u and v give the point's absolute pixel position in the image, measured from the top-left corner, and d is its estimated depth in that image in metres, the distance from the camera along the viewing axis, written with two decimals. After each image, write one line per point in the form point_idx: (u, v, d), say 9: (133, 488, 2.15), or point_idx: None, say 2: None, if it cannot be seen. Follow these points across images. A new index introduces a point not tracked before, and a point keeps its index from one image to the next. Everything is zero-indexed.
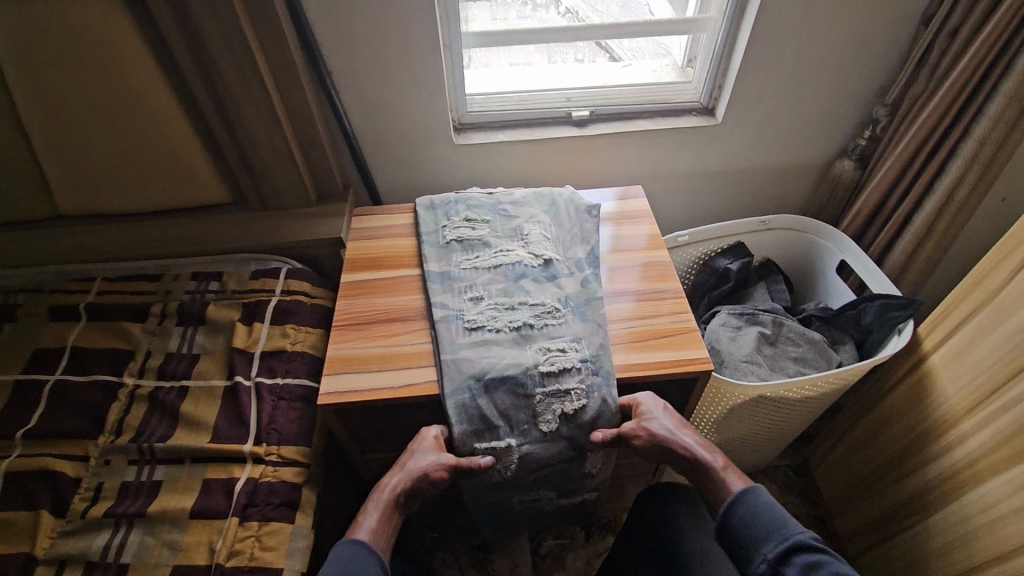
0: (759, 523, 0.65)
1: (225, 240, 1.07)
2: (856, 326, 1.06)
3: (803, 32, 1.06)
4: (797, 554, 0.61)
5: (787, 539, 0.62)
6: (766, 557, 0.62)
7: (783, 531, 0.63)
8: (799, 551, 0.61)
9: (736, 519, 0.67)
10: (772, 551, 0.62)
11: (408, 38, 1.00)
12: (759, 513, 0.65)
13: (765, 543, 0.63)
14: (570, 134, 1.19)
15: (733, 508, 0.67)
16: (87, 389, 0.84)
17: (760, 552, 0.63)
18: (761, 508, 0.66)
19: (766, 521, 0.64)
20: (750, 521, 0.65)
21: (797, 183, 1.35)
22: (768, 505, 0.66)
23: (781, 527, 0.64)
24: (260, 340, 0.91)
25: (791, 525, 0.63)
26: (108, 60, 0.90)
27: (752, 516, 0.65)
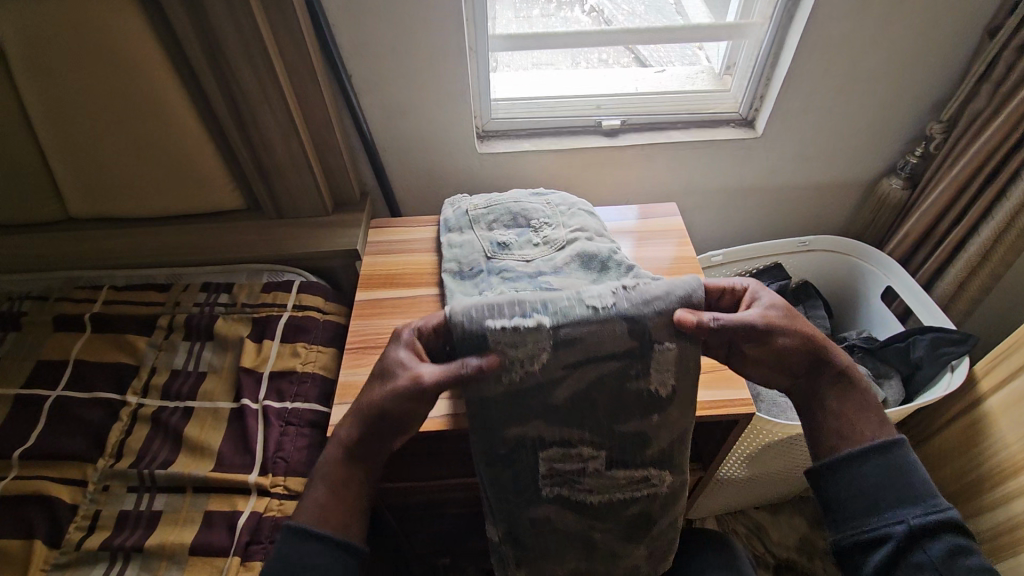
0: (894, 483, 0.58)
1: (237, 249, 1.03)
2: (904, 359, 0.98)
3: (857, 41, 0.98)
4: (948, 532, 0.55)
5: (935, 510, 0.56)
6: (905, 521, 0.56)
7: (932, 502, 0.57)
8: (949, 524, 0.56)
9: (870, 466, 0.59)
10: (916, 517, 0.56)
11: (433, 41, 0.94)
12: (909, 474, 0.58)
13: (907, 507, 0.57)
14: (600, 145, 1.13)
15: (891, 450, 0.59)
16: (89, 408, 0.80)
17: (900, 513, 0.56)
18: (902, 471, 0.58)
19: (915, 481, 0.57)
20: (875, 476, 0.58)
21: (839, 201, 1.27)
22: (916, 468, 0.58)
23: (933, 497, 0.57)
24: (269, 358, 0.86)
25: (942, 500, 0.57)
26: (119, 60, 0.85)
27: (904, 477, 0.58)
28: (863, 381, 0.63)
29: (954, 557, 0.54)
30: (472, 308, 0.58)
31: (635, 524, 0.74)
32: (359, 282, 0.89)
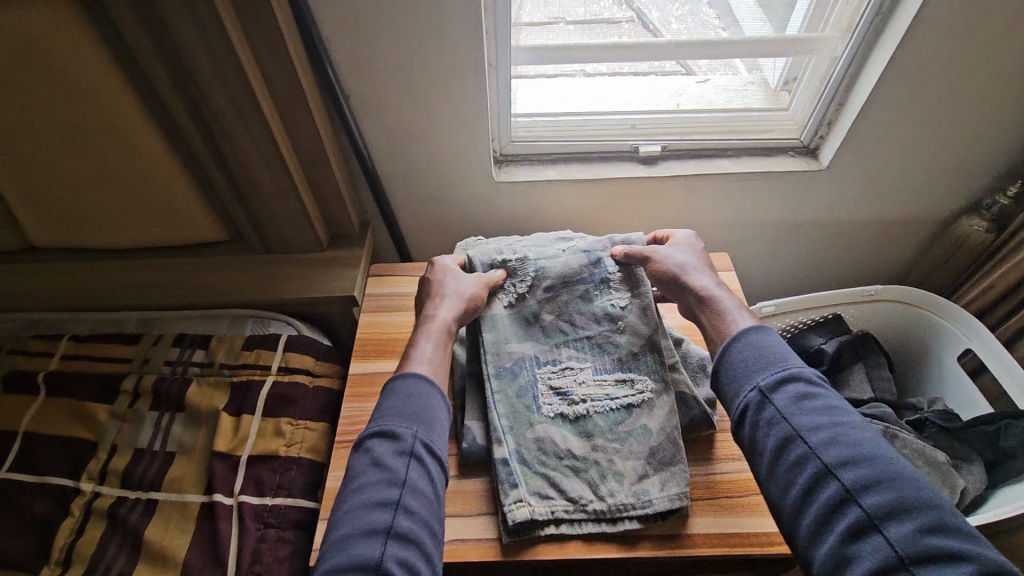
0: (751, 357, 0.57)
1: (216, 292, 0.89)
2: (991, 446, 0.84)
3: (959, 66, 0.81)
4: (796, 382, 0.54)
5: (782, 369, 0.55)
6: (757, 385, 0.55)
7: (779, 362, 0.55)
8: (797, 380, 0.54)
9: (732, 349, 0.58)
10: (767, 379, 0.55)
11: (444, 57, 0.79)
12: (758, 345, 0.57)
13: (758, 371, 0.56)
14: (636, 175, 0.97)
15: (735, 339, 0.59)
16: (36, 498, 0.69)
17: (751, 379, 0.56)
18: (761, 347, 0.57)
19: (764, 353, 0.57)
20: (740, 361, 0.57)
21: (905, 239, 1.11)
22: (765, 338, 0.58)
23: (778, 359, 0.56)
24: (249, 440, 0.73)
25: (792, 360, 0.56)
26: (63, 79, 0.69)
27: (750, 345, 0.58)
28: (725, 292, 0.65)
29: (802, 400, 0.53)
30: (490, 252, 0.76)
31: (653, 489, 0.63)
32: (354, 349, 0.77)
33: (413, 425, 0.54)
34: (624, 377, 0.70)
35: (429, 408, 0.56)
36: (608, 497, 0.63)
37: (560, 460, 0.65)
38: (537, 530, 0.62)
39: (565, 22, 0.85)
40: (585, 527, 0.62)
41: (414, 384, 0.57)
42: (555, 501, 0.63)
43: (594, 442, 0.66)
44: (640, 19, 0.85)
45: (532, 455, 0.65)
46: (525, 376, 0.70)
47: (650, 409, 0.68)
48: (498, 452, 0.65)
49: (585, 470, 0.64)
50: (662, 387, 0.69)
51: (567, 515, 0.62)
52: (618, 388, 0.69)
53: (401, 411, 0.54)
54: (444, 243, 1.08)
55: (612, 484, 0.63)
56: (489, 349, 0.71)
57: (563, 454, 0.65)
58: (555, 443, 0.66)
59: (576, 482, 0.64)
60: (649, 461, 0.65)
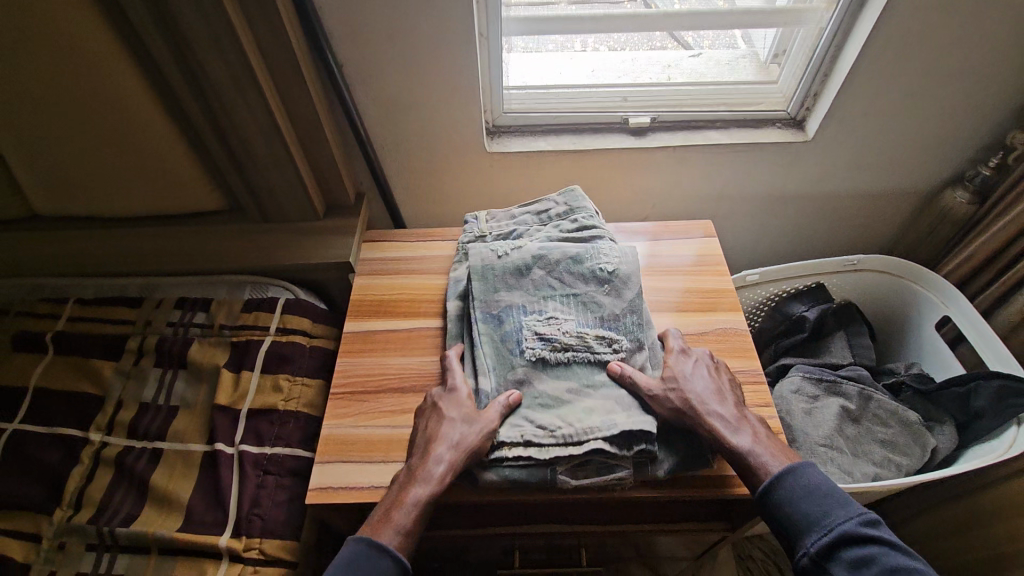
0: (796, 515, 0.56)
1: (215, 258, 0.92)
2: (962, 406, 0.87)
3: (941, 37, 0.82)
4: (851, 545, 0.53)
5: (832, 531, 0.54)
6: (806, 551, 0.54)
7: (826, 521, 0.54)
8: (850, 543, 0.53)
9: (775, 500, 0.57)
10: (815, 545, 0.54)
11: (437, 25, 0.80)
12: (799, 499, 0.56)
13: (805, 534, 0.55)
14: (626, 146, 0.99)
15: (776, 488, 0.57)
16: (46, 447, 0.72)
17: (800, 544, 0.55)
18: (800, 500, 0.56)
19: (808, 510, 0.56)
20: (785, 522, 0.56)
21: (891, 211, 1.13)
22: (809, 490, 0.56)
23: (825, 516, 0.55)
24: (248, 395, 0.77)
25: (842, 515, 0.55)
26: (60, 47, 0.71)
27: (795, 501, 0.56)
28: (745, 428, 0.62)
29: (859, 568, 0.52)
30: (489, 247, 0.77)
31: (620, 417, 0.62)
32: (349, 310, 0.80)
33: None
34: (605, 334, 0.69)
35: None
36: (577, 423, 0.62)
37: (534, 399, 0.65)
38: (501, 449, 0.62)
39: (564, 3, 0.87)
40: (551, 452, 0.61)
41: (373, 555, 0.54)
42: (525, 428, 0.63)
43: (570, 386, 0.66)
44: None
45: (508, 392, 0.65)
46: (511, 323, 0.70)
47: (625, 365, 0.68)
48: (478, 386, 0.67)
49: (558, 407, 0.64)
50: (637, 346, 0.70)
51: (535, 440, 0.62)
52: (599, 343, 0.69)
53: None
54: (438, 214, 1.11)
55: (581, 414, 0.63)
56: (478, 296, 0.73)
57: (537, 394, 0.66)
58: (532, 386, 0.66)
59: (548, 415, 0.64)
60: (619, 401, 0.64)
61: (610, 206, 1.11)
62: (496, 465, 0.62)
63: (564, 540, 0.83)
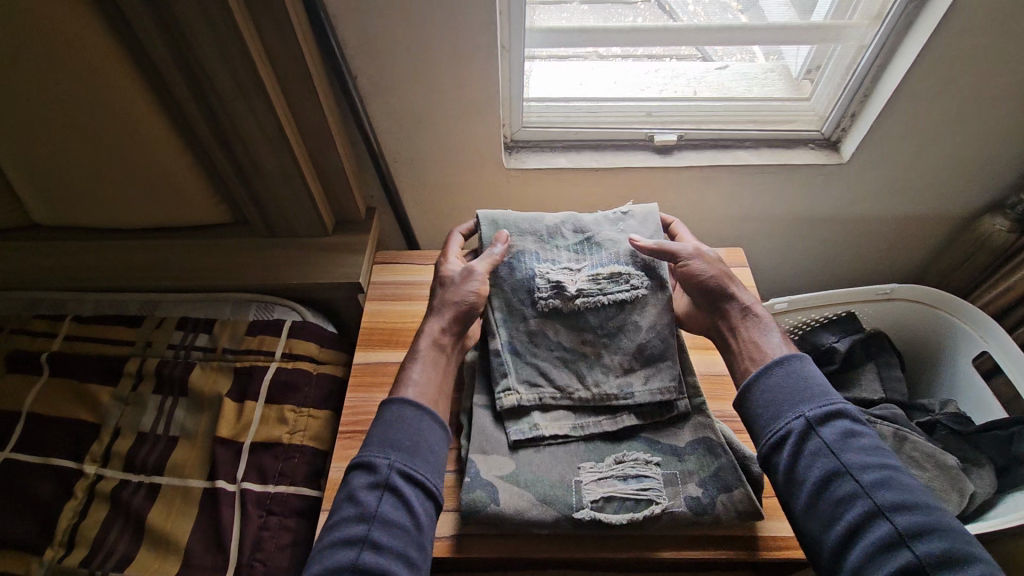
0: (794, 386, 0.56)
1: (219, 275, 0.88)
2: (1000, 450, 0.83)
3: (992, 59, 0.78)
4: (843, 418, 0.54)
5: (830, 403, 0.54)
6: (802, 414, 0.54)
7: (825, 395, 0.55)
8: (845, 417, 0.54)
9: (774, 372, 0.57)
10: (812, 410, 0.54)
11: (456, 37, 0.76)
12: (800, 375, 0.57)
13: (803, 400, 0.55)
14: (650, 165, 0.94)
15: (774, 369, 0.57)
16: (38, 480, 0.69)
17: (796, 408, 0.55)
18: (800, 376, 0.57)
19: (809, 386, 0.56)
20: (783, 386, 0.56)
21: (924, 237, 1.08)
22: (810, 370, 0.57)
23: (824, 392, 0.55)
24: (251, 426, 0.73)
25: (835, 394, 0.56)
26: (60, 58, 0.67)
27: (796, 376, 0.57)
28: (767, 316, 0.63)
29: (850, 438, 0.52)
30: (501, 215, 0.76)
31: (638, 380, 0.65)
32: (359, 338, 0.76)
33: (392, 454, 0.53)
34: (619, 274, 0.68)
35: (418, 434, 0.55)
36: (594, 386, 0.65)
37: (550, 351, 0.67)
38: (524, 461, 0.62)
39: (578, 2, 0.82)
40: (583, 457, 0.62)
41: (403, 410, 0.56)
42: (543, 389, 0.65)
43: (584, 338, 0.67)
44: None
45: (524, 346, 0.67)
46: (523, 268, 0.69)
47: (639, 309, 0.68)
48: (493, 343, 0.67)
49: (572, 360, 0.66)
50: (655, 287, 0.68)
51: (554, 403, 0.65)
52: (614, 283, 0.68)
53: (381, 441, 0.54)
54: (453, 232, 1.06)
55: (599, 376, 0.66)
56: (488, 244, 0.70)
57: (552, 345, 0.67)
58: (546, 337, 0.67)
59: (564, 372, 0.66)
60: (635, 357, 0.66)
61: None
62: (535, 449, 0.63)
63: None
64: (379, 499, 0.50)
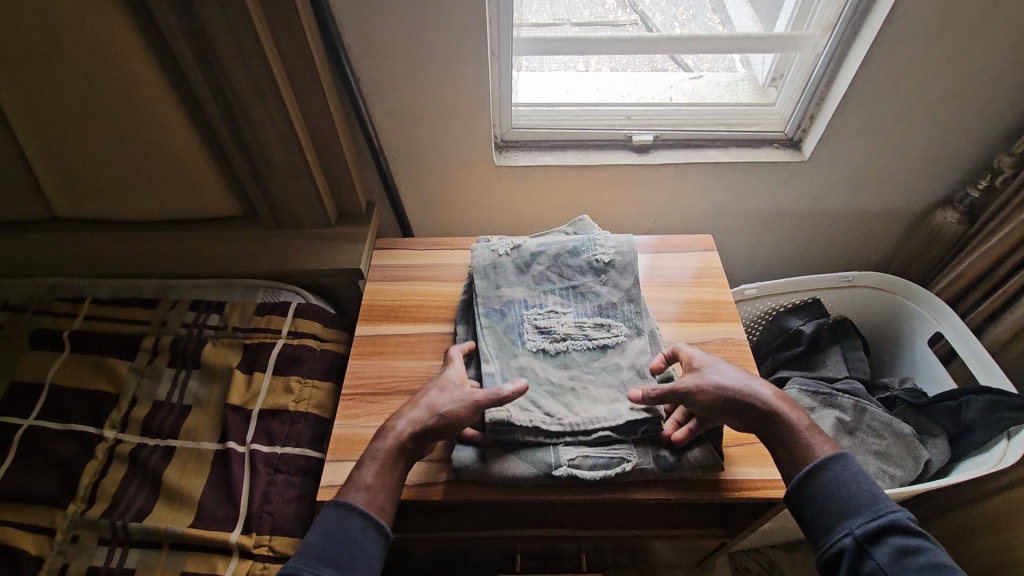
0: (843, 499, 0.58)
1: (229, 261, 0.94)
2: (952, 420, 0.89)
3: (930, 64, 0.87)
4: (895, 534, 0.55)
5: (879, 516, 0.56)
6: (851, 530, 0.56)
7: (875, 508, 0.56)
8: (896, 531, 0.54)
9: (819, 482, 0.59)
10: (861, 526, 0.55)
11: (451, 43, 0.84)
12: (845, 485, 0.58)
13: (851, 516, 0.57)
14: (628, 162, 1.02)
15: (817, 473, 0.59)
16: (62, 442, 0.74)
17: (844, 523, 0.56)
18: (845, 484, 0.58)
19: (855, 496, 0.57)
20: (830, 498, 0.58)
21: (884, 231, 1.16)
22: (857, 477, 0.58)
23: (874, 504, 0.57)
24: (260, 394, 0.79)
25: (888, 502, 0.57)
26: (94, 58, 0.75)
27: (844, 485, 0.58)
28: (788, 411, 0.63)
29: (905, 558, 0.53)
30: (492, 247, 0.84)
31: (624, 407, 0.69)
32: (360, 313, 0.82)
33: (324, 568, 0.53)
34: (603, 322, 0.77)
35: (355, 541, 0.55)
36: (581, 412, 0.69)
37: (540, 385, 0.72)
38: (513, 433, 0.67)
39: (568, 24, 0.92)
40: (561, 435, 0.67)
41: (342, 514, 0.56)
42: (533, 413, 0.68)
43: (572, 373, 0.73)
44: (643, 22, 0.92)
45: (516, 379, 0.72)
46: (513, 315, 0.77)
47: (621, 349, 0.75)
48: (484, 365, 0.72)
49: (561, 394, 0.71)
50: (635, 333, 0.77)
51: (544, 426, 0.67)
52: (597, 330, 0.77)
53: (315, 549, 0.54)
54: (447, 226, 1.14)
55: (586, 405, 0.70)
56: (481, 293, 0.79)
57: (542, 380, 0.72)
58: (536, 373, 0.73)
59: (555, 403, 0.70)
60: (620, 390, 0.71)
61: (613, 222, 1.15)
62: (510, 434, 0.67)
63: (564, 546, 0.85)
64: None
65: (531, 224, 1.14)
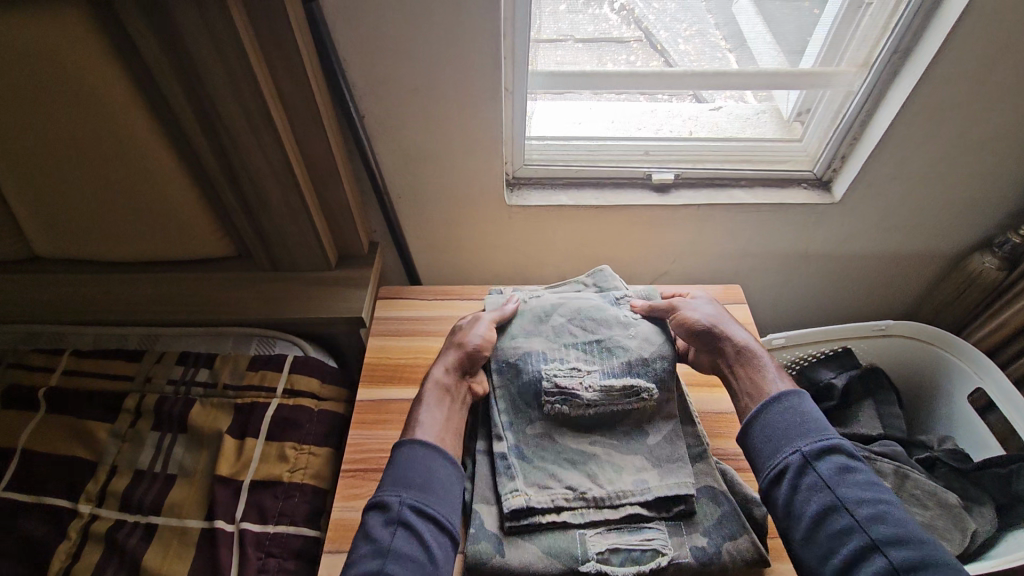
0: (791, 422, 0.60)
1: (221, 309, 0.88)
2: (1002, 489, 0.83)
3: (974, 106, 0.81)
4: (838, 454, 0.57)
5: (825, 438, 0.58)
6: (799, 449, 0.58)
7: (821, 432, 0.59)
8: (839, 452, 0.57)
9: (773, 408, 0.61)
10: (809, 446, 0.58)
11: (462, 79, 0.78)
12: (795, 411, 0.60)
13: (800, 436, 0.59)
14: (648, 203, 0.96)
15: (770, 404, 0.61)
16: (31, 519, 0.67)
17: (794, 443, 0.59)
18: (799, 412, 0.60)
19: (804, 422, 0.60)
20: (782, 422, 0.60)
21: (915, 273, 1.10)
22: (806, 407, 0.61)
23: (820, 429, 0.59)
24: (252, 465, 0.72)
25: (830, 430, 0.60)
26: (78, 97, 0.69)
27: (793, 409, 0.61)
28: (761, 352, 0.67)
29: (846, 473, 0.56)
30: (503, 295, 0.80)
31: (652, 479, 0.64)
32: (362, 374, 0.76)
33: (403, 491, 0.56)
34: (631, 385, 0.67)
35: (427, 471, 0.58)
36: (607, 485, 0.64)
37: (559, 454, 0.66)
38: (534, 516, 0.62)
39: (573, 39, 0.84)
40: (587, 517, 0.62)
41: (412, 451, 0.60)
42: (554, 490, 0.63)
43: (593, 439, 0.67)
44: (648, 39, 0.84)
45: (531, 451, 0.66)
46: (528, 372, 0.69)
47: (651, 414, 0.68)
48: (497, 447, 0.66)
49: (582, 462, 0.65)
50: (665, 397, 0.68)
51: (567, 504, 0.62)
52: (625, 395, 0.67)
53: (393, 480, 0.58)
54: (455, 266, 1.08)
55: (611, 474, 0.65)
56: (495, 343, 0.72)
57: (562, 448, 0.66)
58: (556, 441, 0.67)
59: (575, 473, 0.65)
60: (647, 458, 0.66)
61: (630, 264, 1.09)
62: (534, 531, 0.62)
63: None
64: (393, 534, 0.54)
65: (543, 266, 1.08)
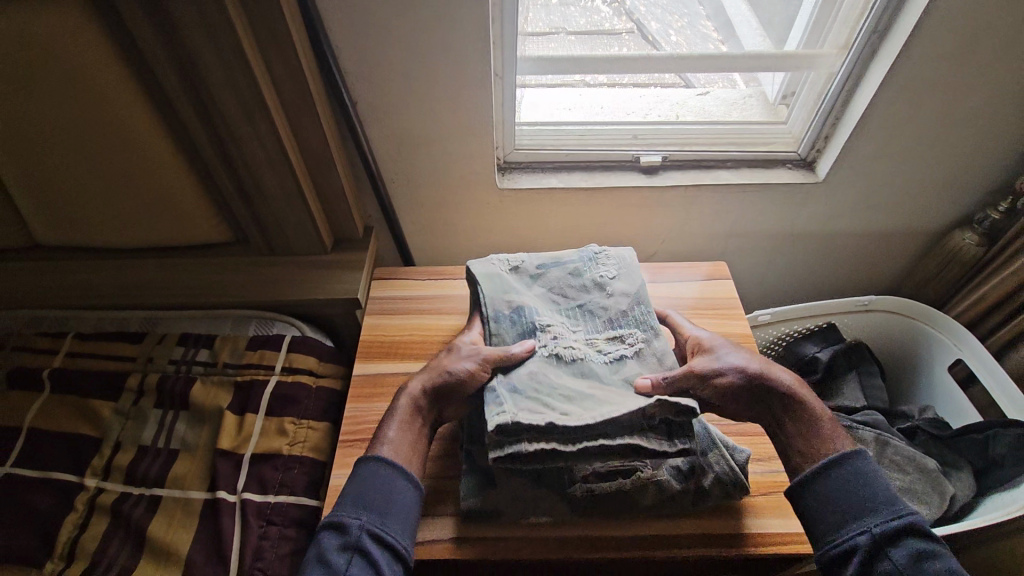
0: (859, 495, 0.54)
1: (219, 292, 0.90)
2: (979, 454, 0.86)
3: (951, 85, 0.84)
4: (913, 535, 0.52)
5: (898, 518, 0.53)
6: (867, 530, 0.52)
7: (893, 508, 0.53)
8: (914, 535, 0.52)
9: (838, 476, 0.56)
10: (879, 526, 0.52)
11: (453, 64, 0.80)
12: (863, 483, 0.55)
13: (870, 514, 0.53)
14: (636, 184, 0.99)
15: (840, 466, 0.56)
16: (37, 494, 0.69)
17: (862, 522, 0.53)
18: (865, 483, 0.55)
19: (872, 495, 0.54)
20: (847, 493, 0.55)
21: (899, 251, 1.13)
22: (875, 475, 0.55)
23: (891, 503, 0.54)
24: (252, 438, 0.74)
25: (902, 504, 0.54)
26: (75, 84, 0.71)
27: (855, 481, 0.55)
28: (809, 400, 0.60)
29: (923, 562, 0.50)
30: (495, 261, 0.76)
31: None
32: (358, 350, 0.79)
33: (364, 515, 0.55)
34: (615, 333, 0.68)
35: (389, 494, 0.57)
36: (605, 431, 0.58)
37: (554, 390, 0.60)
38: (521, 473, 0.64)
39: (564, 31, 0.88)
40: (572, 469, 0.63)
41: (376, 468, 0.58)
42: (547, 435, 0.59)
43: (590, 382, 0.63)
44: (638, 30, 0.89)
45: (527, 384, 0.61)
46: (524, 321, 0.69)
47: (643, 359, 0.66)
48: (498, 386, 0.65)
49: (581, 407, 0.60)
50: (652, 335, 0.68)
51: (555, 460, 0.64)
52: (610, 342, 0.68)
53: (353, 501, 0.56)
54: (449, 249, 1.10)
55: None
56: (489, 297, 0.71)
57: (557, 385, 0.61)
58: (550, 378, 0.62)
59: (572, 405, 0.59)
60: None
61: (619, 245, 1.11)
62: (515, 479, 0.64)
63: None
64: (349, 562, 0.52)
65: (534, 248, 1.11)
